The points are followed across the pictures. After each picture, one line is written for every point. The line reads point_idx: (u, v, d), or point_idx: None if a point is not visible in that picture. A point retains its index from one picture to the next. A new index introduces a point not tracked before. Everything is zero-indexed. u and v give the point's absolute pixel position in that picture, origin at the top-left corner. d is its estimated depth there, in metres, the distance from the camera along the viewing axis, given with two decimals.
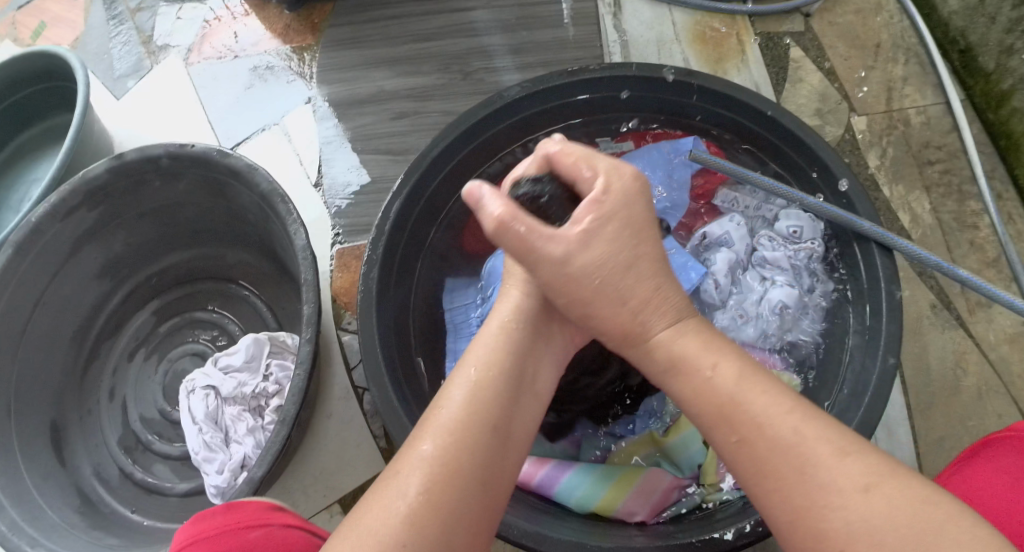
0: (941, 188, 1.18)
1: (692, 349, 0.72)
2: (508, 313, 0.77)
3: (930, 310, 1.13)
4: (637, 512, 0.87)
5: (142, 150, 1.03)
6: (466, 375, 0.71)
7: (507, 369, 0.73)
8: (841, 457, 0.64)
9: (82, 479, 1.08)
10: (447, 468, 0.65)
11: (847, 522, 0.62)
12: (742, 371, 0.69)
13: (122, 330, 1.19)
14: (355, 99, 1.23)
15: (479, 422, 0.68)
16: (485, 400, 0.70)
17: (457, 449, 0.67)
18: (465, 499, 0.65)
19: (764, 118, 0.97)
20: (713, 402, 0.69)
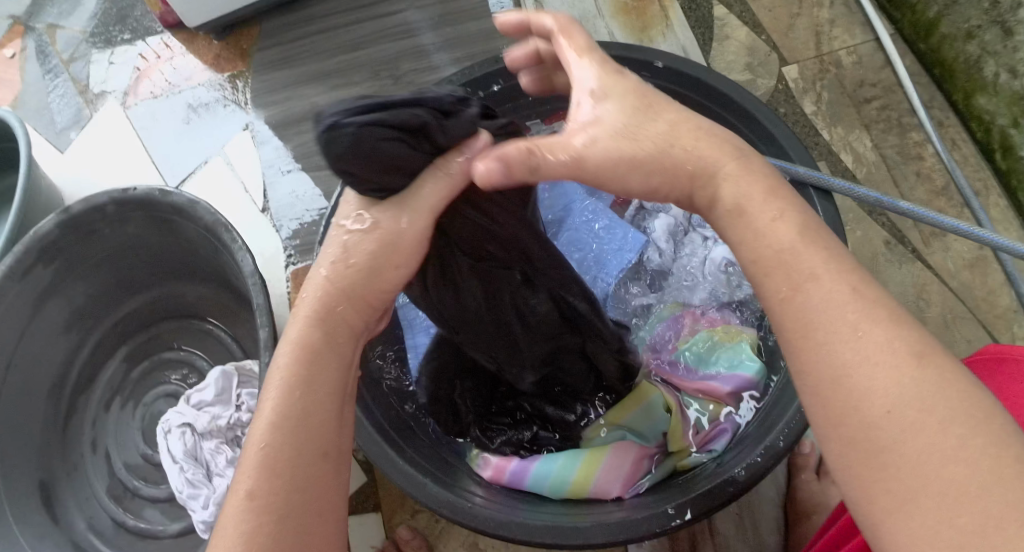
0: (881, 124, 1.19)
1: (760, 194, 0.62)
2: (313, 291, 0.68)
3: (885, 247, 1.13)
4: (612, 489, 0.88)
5: (87, 201, 1.04)
6: (275, 383, 0.64)
7: (326, 366, 0.65)
8: (896, 353, 0.54)
9: (77, 533, 1.09)
10: (268, 501, 0.60)
11: (898, 404, 0.53)
12: (809, 227, 0.60)
13: (97, 380, 1.19)
14: (292, 118, 1.23)
15: (298, 443, 0.62)
16: (301, 417, 0.63)
17: (279, 477, 0.60)
18: (293, 531, 0.59)
19: (688, 80, 0.98)
20: (769, 256, 0.60)
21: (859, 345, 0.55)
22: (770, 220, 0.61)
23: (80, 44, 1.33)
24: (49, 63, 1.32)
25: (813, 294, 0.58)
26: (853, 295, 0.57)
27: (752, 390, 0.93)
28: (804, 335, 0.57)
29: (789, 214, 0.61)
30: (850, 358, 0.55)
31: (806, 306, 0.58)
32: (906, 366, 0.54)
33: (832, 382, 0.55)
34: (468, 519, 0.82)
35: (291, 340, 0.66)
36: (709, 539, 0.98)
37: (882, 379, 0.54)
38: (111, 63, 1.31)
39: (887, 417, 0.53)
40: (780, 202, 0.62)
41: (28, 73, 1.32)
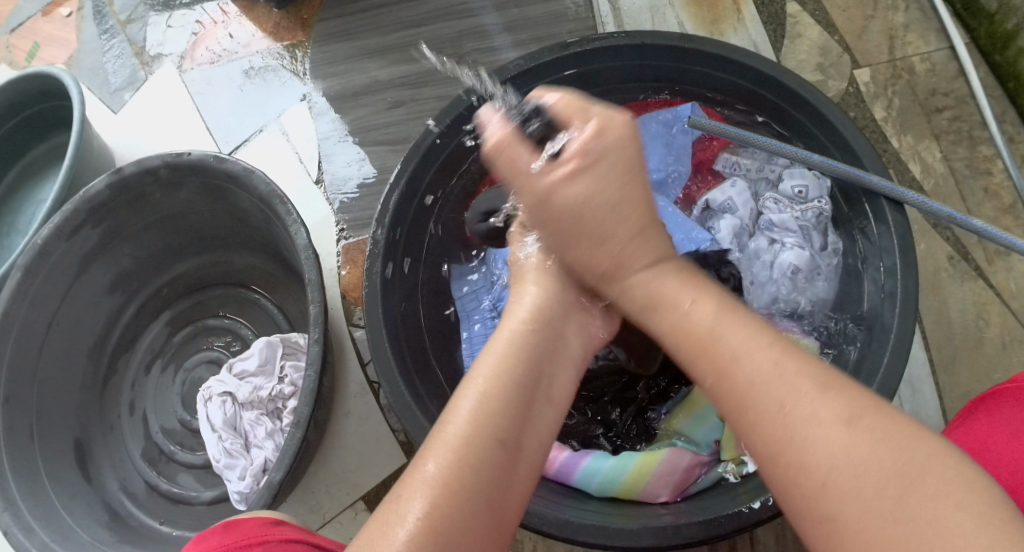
0: (951, 135, 1.16)
1: (670, 287, 0.71)
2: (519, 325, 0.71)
3: (947, 262, 1.10)
4: (660, 493, 0.86)
5: (140, 163, 1.03)
6: (478, 378, 0.66)
7: (523, 361, 0.68)
8: (825, 415, 0.58)
9: (110, 494, 1.10)
10: (449, 489, 0.60)
11: (833, 471, 0.57)
12: (720, 309, 0.67)
13: (137, 343, 1.20)
14: (349, 92, 1.21)
15: (476, 437, 0.63)
16: (492, 406, 0.65)
17: (460, 467, 0.61)
18: (461, 524, 0.60)
19: (764, 78, 0.95)
20: (692, 336, 0.67)
21: (783, 408, 0.60)
22: (687, 307, 0.69)
23: (139, 6, 1.32)
24: (107, 23, 1.32)
25: (745, 366, 0.63)
26: (775, 369, 0.62)
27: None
28: (744, 409, 0.62)
29: (705, 296, 0.69)
30: (785, 431, 0.59)
31: (727, 358, 0.64)
32: (834, 416, 0.58)
33: (774, 454, 0.60)
34: None
35: (497, 351, 0.69)
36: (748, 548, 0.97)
37: (817, 431, 0.58)
38: (169, 25, 1.30)
39: (824, 483, 0.57)
40: (690, 288, 0.70)
41: (86, 32, 1.32)
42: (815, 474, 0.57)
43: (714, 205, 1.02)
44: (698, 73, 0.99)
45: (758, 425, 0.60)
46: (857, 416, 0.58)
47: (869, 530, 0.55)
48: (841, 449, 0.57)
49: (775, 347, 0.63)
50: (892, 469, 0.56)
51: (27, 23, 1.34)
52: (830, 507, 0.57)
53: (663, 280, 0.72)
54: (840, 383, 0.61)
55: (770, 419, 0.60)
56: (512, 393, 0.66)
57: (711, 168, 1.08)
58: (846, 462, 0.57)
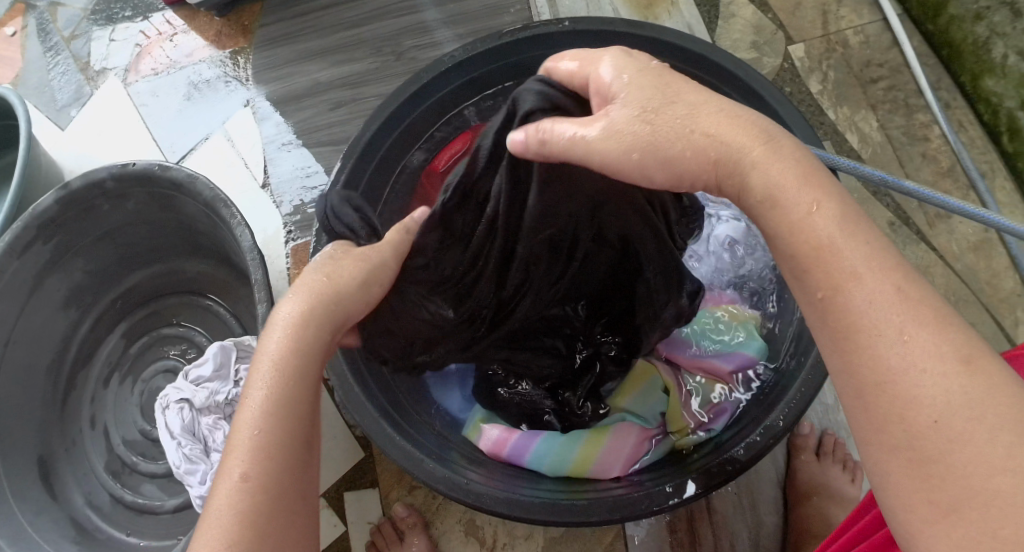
0: (887, 105, 1.18)
1: (788, 182, 0.61)
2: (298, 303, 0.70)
3: (889, 228, 1.12)
4: (613, 469, 0.87)
5: (86, 176, 1.03)
6: (266, 353, 0.68)
7: (309, 334, 0.69)
8: (943, 350, 0.54)
9: (75, 509, 1.10)
10: (267, 453, 0.64)
11: (947, 409, 0.53)
12: (846, 214, 0.59)
13: (95, 357, 1.19)
14: (292, 95, 1.22)
15: (269, 417, 0.65)
16: (281, 381, 0.66)
17: (273, 439, 0.64)
18: (276, 505, 0.63)
19: (693, 56, 0.97)
20: (806, 243, 0.59)
21: (901, 334, 0.55)
22: (804, 210, 0.60)
23: (81, 22, 1.32)
24: (50, 40, 1.31)
25: (864, 285, 0.57)
26: (898, 296, 0.56)
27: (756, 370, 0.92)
28: (856, 331, 0.56)
29: (828, 202, 0.59)
30: (898, 362, 0.54)
31: (845, 274, 0.57)
32: (954, 356, 0.54)
33: (876, 385, 0.55)
34: (465, 496, 0.81)
35: (285, 321, 0.69)
36: (706, 520, 0.98)
37: (938, 368, 0.54)
38: (112, 39, 1.30)
39: (935, 423, 0.53)
40: (811, 187, 0.60)
41: (29, 51, 1.32)
42: (912, 412, 0.54)
43: None
44: None
45: (865, 349, 0.56)
46: (974, 357, 0.54)
47: (971, 476, 0.51)
48: (955, 390, 0.53)
49: (898, 272, 0.57)
50: (998, 411, 0.52)
51: None
52: (927, 446, 0.53)
53: (780, 166, 0.61)
54: (955, 318, 0.56)
55: (879, 349, 0.55)
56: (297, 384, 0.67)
57: None
58: (960, 403, 0.53)
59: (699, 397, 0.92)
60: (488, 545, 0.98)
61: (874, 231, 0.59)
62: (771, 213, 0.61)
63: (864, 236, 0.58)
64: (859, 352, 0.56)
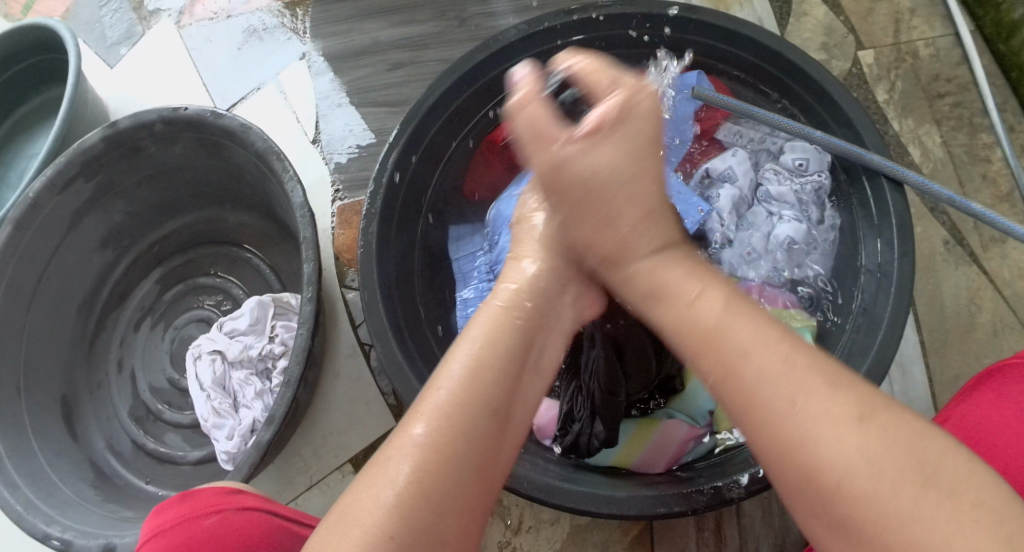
0: (952, 121, 1.16)
1: (675, 277, 0.66)
2: (522, 279, 0.73)
3: (942, 247, 1.09)
4: (655, 465, 0.87)
5: (135, 117, 1.01)
6: (462, 344, 0.67)
7: (512, 332, 0.68)
8: (837, 413, 0.56)
9: (95, 453, 1.10)
10: (435, 455, 0.61)
11: (847, 471, 0.55)
12: (729, 301, 0.63)
13: (127, 300, 1.19)
14: (349, 52, 1.20)
15: (455, 420, 0.62)
16: (482, 383, 0.64)
17: (449, 432, 0.62)
18: (438, 489, 0.60)
19: (770, 53, 0.95)
20: (694, 332, 0.63)
21: (792, 405, 0.57)
22: (690, 298, 0.65)
23: None
24: None
25: (753, 361, 0.60)
26: (785, 364, 0.59)
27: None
28: (748, 406, 0.59)
29: (711, 289, 0.64)
30: (796, 430, 0.57)
31: (733, 356, 0.60)
32: (848, 414, 0.56)
33: (781, 457, 0.58)
34: None
35: (505, 293, 0.72)
36: (734, 523, 0.97)
37: (832, 432, 0.56)
38: None
39: (839, 484, 0.55)
40: (695, 279, 0.66)
41: None
42: (821, 468, 0.56)
43: (714, 174, 1.01)
44: (704, 44, 0.99)
45: (765, 426, 0.58)
46: (870, 414, 0.56)
47: (880, 527, 0.54)
48: (854, 451, 0.55)
49: (785, 343, 0.60)
50: (892, 464, 0.54)
51: None
52: (836, 502, 0.55)
53: (667, 267, 0.68)
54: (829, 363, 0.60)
55: (781, 419, 0.57)
56: (505, 350, 0.67)
57: (714, 137, 1.05)
58: (865, 457, 0.55)
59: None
60: (513, 526, 0.98)
61: (754, 311, 0.63)
62: (656, 304, 0.67)
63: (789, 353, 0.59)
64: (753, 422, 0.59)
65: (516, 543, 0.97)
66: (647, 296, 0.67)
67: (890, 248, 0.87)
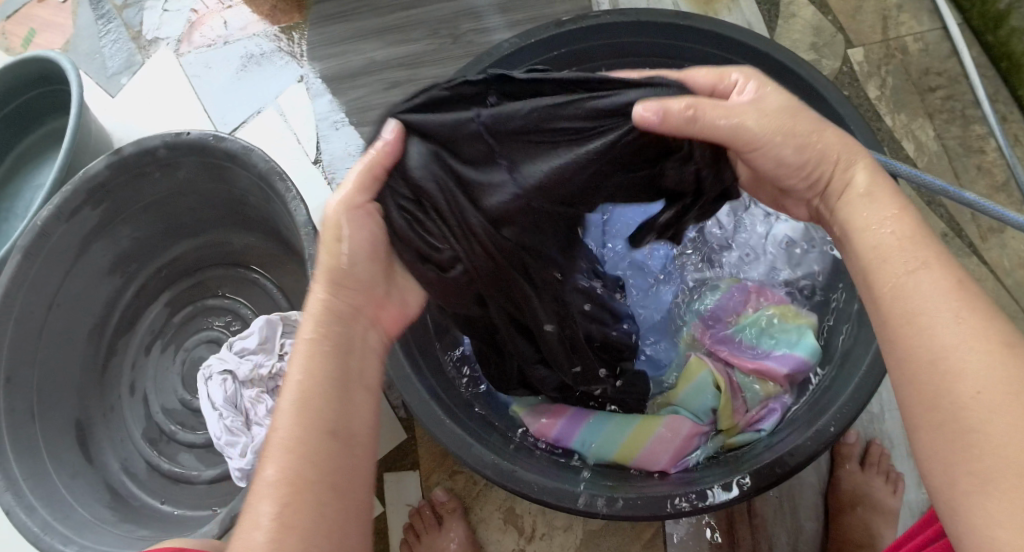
0: (944, 114, 1.18)
1: (863, 204, 0.67)
2: (324, 290, 0.71)
3: (941, 239, 1.10)
4: (659, 461, 0.87)
5: (139, 143, 1.03)
6: (293, 376, 0.67)
7: (326, 355, 0.69)
8: (983, 335, 0.58)
9: (111, 475, 1.11)
10: (292, 485, 0.63)
11: (987, 385, 0.56)
12: (914, 230, 0.64)
13: (137, 324, 1.20)
14: (346, 72, 1.22)
15: (300, 450, 0.64)
16: (308, 408, 0.66)
17: (299, 463, 0.63)
18: (317, 510, 0.62)
19: (757, 55, 0.97)
20: (866, 258, 0.65)
21: (934, 326, 0.59)
22: (879, 219, 0.66)
23: None
24: (103, 8, 1.32)
25: (923, 277, 0.61)
26: (954, 290, 0.60)
27: (807, 371, 0.91)
28: (894, 322, 0.62)
29: (905, 212, 0.65)
30: (935, 346, 0.59)
31: (893, 277, 0.63)
32: (989, 342, 0.58)
33: (926, 371, 0.59)
34: (515, 483, 0.81)
35: (316, 304, 0.71)
36: (745, 522, 0.97)
37: (973, 361, 0.57)
38: (165, 10, 1.30)
39: (960, 407, 0.57)
40: (886, 213, 0.66)
41: (81, 17, 1.32)
42: (954, 387, 0.57)
43: None
44: (693, 49, 1.00)
45: (910, 336, 0.60)
46: (1012, 345, 0.57)
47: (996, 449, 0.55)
48: (997, 367, 0.57)
49: (956, 282, 0.61)
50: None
51: (21, 9, 1.34)
52: (960, 425, 0.57)
53: (879, 200, 0.67)
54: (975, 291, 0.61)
55: (929, 333, 0.59)
56: (322, 373, 0.67)
57: None
58: (990, 383, 0.56)
59: (747, 397, 0.91)
60: (527, 534, 0.99)
61: (932, 243, 0.63)
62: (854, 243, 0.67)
63: (942, 256, 0.62)
64: (903, 332, 0.61)
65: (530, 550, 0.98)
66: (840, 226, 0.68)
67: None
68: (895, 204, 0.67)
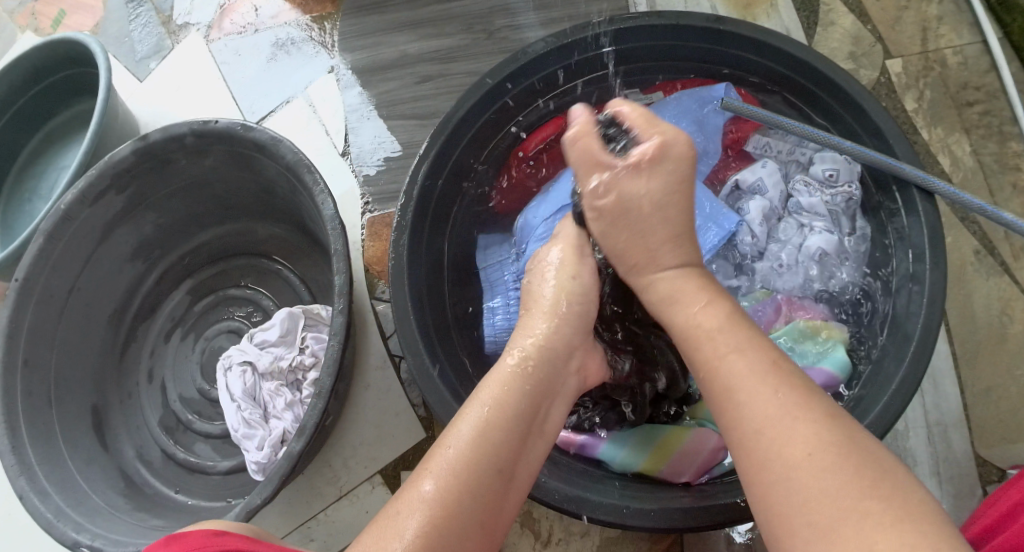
0: (981, 130, 1.16)
1: (686, 289, 0.75)
2: (533, 339, 0.77)
3: (973, 257, 1.08)
4: (683, 472, 0.86)
5: (166, 131, 1.02)
6: (474, 404, 0.72)
7: (521, 397, 0.73)
8: (811, 419, 0.63)
9: (126, 462, 1.11)
10: (444, 512, 0.66)
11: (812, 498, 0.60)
12: (731, 314, 0.72)
13: (158, 311, 1.20)
14: (376, 65, 1.21)
15: (460, 480, 0.67)
16: (492, 444, 0.70)
17: (455, 493, 0.67)
18: (453, 539, 0.66)
19: (798, 63, 0.95)
20: (699, 355, 0.71)
21: (761, 432, 0.64)
22: (721, 357, 0.69)
23: None
24: None
25: (737, 360, 0.68)
26: (772, 366, 0.67)
27: (836, 388, 0.90)
28: (705, 384, 0.70)
29: (716, 301, 0.73)
30: (776, 440, 0.63)
31: (721, 385, 0.68)
32: (811, 443, 0.62)
33: (754, 477, 0.64)
34: (532, 488, 0.80)
35: (528, 341, 0.77)
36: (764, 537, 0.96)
37: (800, 450, 0.62)
38: None
39: (786, 455, 0.63)
40: (706, 292, 0.75)
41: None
42: (788, 452, 0.63)
43: (745, 186, 1.02)
44: (733, 55, 0.99)
45: (739, 453, 0.66)
46: (831, 419, 0.64)
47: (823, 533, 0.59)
48: (831, 459, 0.61)
49: (773, 369, 0.67)
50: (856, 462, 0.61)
51: None
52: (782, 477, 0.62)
53: (683, 280, 0.76)
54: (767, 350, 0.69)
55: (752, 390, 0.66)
56: (507, 414, 0.72)
57: (743, 149, 1.06)
58: (821, 487, 0.60)
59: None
60: (543, 538, 0.98)
61: (751, 321, 0.72)
62: (687, 346, 0.73)
63: (783, 364, 0.68)
64: (715, 385, 0.69)
65: None
66: (664, 300, 0.76)
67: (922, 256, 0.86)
68: (711, 303, 0.73)
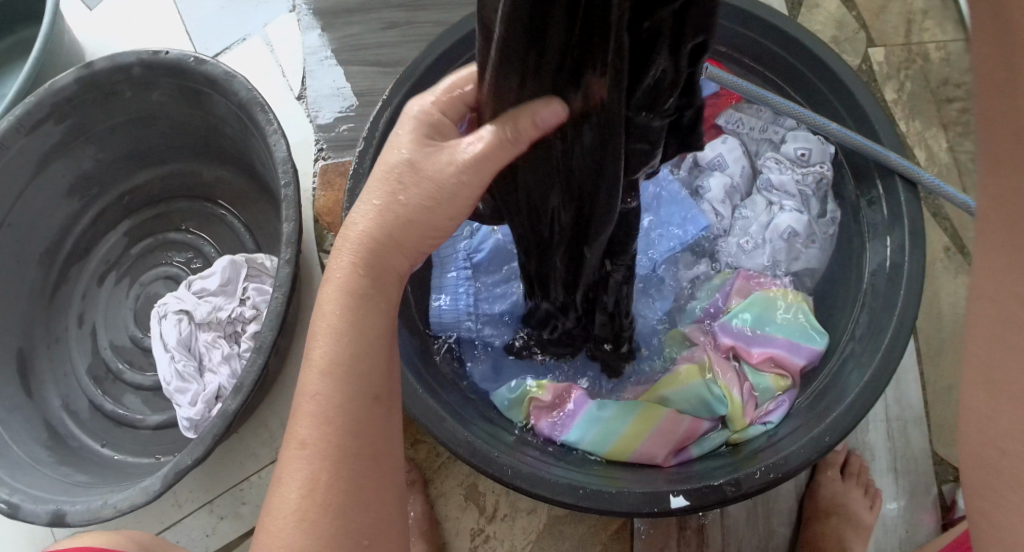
0: (959, 127, 1.15)
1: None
2: (367, 222, 0.63)
3: (943, 253, 1.07)
4: (655, 454, 0.82)
5: (113, 58, 0.95)
6: (326, 332, 0.61)
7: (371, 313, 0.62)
8: None
9: (51, 411, 1.04)
10: (337, 453, 0.59)
11: None
12: None
13: (93, 252, 1.13)
14: (341, 7, 1.15)
15: (337, 425, 0.59)
16: (353, 366, 0.60)
17: (339, 433, 0.59)
18: (367, 480, 0.59)
19: (786, 38, 0.93)
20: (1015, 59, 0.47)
21: None
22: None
23: None
24: None
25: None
26: None
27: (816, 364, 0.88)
28: (1006, 127, 0.48)
29: None
30: None
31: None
32: None
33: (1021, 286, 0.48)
34: (484, 463, 0.76)
35: (359, 230, 0.63)
36: (717, 525, 0.93)
37: None
38: None
39: None
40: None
41: None
42: None
43: (704, 163, 0.99)
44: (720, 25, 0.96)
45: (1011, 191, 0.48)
46: None
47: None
48: None
49: None
50: None
51: None
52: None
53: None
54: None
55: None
56: (364, 335, 0.61)
57: (716, 124, 1.02)
58: None
59: (756, 390, 0.86)
60: (487, 513, 0.94)
61: None
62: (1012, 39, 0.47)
63: None
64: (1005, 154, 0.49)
65: (490, 531, 0.93)
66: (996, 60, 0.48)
67: (899, 259, 0.85)
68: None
